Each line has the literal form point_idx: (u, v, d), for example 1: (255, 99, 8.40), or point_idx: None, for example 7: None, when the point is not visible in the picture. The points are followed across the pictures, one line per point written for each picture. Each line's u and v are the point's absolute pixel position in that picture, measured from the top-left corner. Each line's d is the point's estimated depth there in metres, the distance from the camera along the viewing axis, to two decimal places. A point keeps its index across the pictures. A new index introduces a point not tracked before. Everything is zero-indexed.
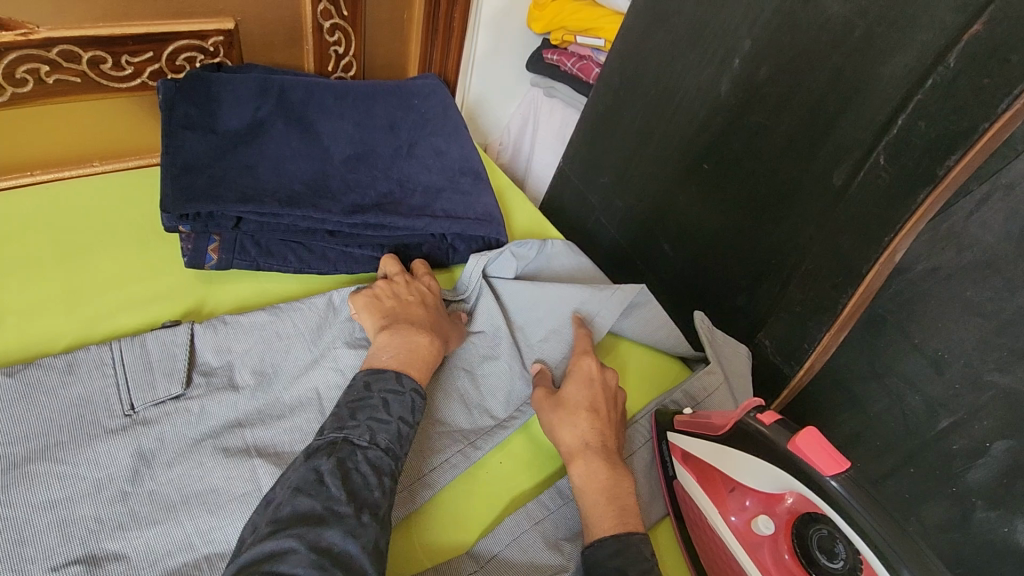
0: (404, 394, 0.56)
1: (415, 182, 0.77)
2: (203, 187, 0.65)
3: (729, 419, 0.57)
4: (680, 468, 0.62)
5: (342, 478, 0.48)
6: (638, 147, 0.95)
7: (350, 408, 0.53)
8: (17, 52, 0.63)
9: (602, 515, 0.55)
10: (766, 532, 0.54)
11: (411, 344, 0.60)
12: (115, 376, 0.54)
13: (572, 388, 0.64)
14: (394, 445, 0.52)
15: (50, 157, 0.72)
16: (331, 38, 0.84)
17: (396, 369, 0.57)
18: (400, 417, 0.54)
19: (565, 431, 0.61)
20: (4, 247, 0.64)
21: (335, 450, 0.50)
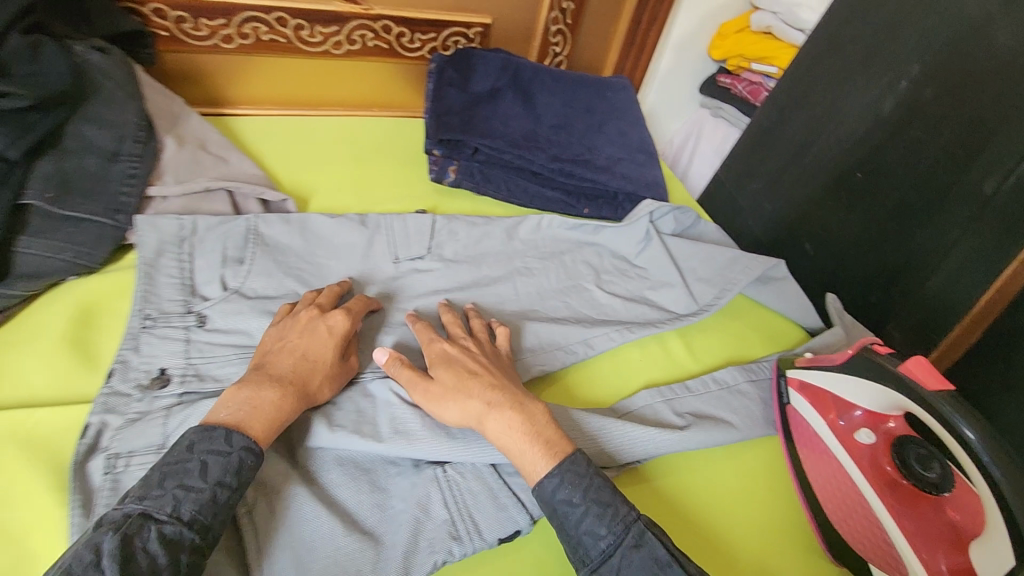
0: (229, 454, 0.50)
1: (601, 151, 0.97)
2: (458, 125, 0.90)
3: (846, 354, 0.68)
4: (794, 395, 0.70)
5: (122, 560, 0.43)
6: (795, 158, 1.06)
7: (158, 474, 0.48)
8: (358, 21, 0.93)
9: (533, 456, 0.56)
10: (867, 442, 0.64)
11: (258, 399, 0.54)
12: (385, 231, 0.79)
13: (441, 373, 0.60)
14: (201, 516, 0.47)
15: (353, 99, 1.03)
16: (554, 40, 1.09)
17: (224, 427, 0.51)
18: (218, 482, 0.49)
19: (460, 414, 0.58)
20: (321, 149, 0.94)
21: (123, 524, 0.45)
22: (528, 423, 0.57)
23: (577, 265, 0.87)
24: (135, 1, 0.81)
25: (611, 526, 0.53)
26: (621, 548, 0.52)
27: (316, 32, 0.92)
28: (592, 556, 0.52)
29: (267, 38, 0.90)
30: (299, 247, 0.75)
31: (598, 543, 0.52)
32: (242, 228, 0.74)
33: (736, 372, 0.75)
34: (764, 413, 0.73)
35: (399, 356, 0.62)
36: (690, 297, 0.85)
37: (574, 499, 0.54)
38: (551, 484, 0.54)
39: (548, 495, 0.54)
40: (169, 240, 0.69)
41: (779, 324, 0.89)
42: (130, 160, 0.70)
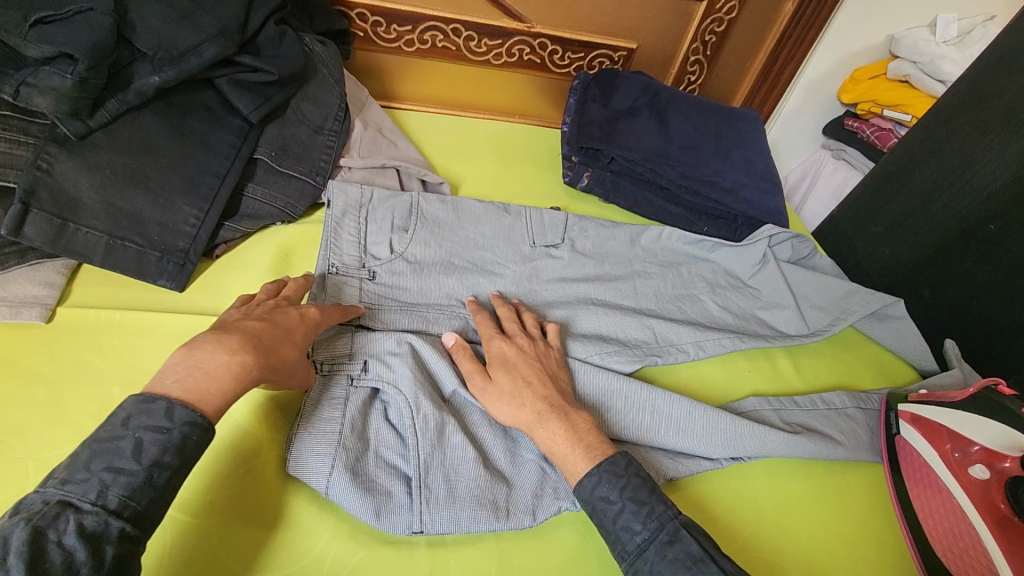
0: (170, 430, 0.46)
1: (728, 175, 1.01)
2: (597, 135, 0.98)
3: (965, 391, 0.70)
4: (906, 426, 0.72)
5: (30, 556, 0.38)
6: (923, 203, 1.06)
7: (88, 454, 0.44)
8: (518, 37, 1.04)
9: (575, 457, 0.58)
10: (980, 478, 0.64)
11: (217, 364, 0.50)
12: (524, 219, 0.88)
13: (501, 376, 0.63)
14: (130, 500, 0.44)
15: (501, 106, 1.15)
16: (690, 69, 1.16)
17: (168, 399, 0.47)
18: (155, 463, 0.45)
19: (517, 411, 0.62)
20: (472, 145, 1.06)
21: (38, 513, 0.41)
22: (571, 430, 0.60)
23: (693, 278, 0.92)
24: (346, 6, 0.97)
25: (646, 523, 0.54)
26: (657, 542, 0.53)
27: (483, 44, 1.04)
28: (629, 550, 0.54)
29: (441, 45, 1.04)
30: (451, 222, 0.84)
31: (634, 537, 0.54)
32: (406, 202, 0.83)
33: (845, 395, 0.78)
34: (869, 439, 0.75)
35: (502, 345, 0.67)
36: (801, 321, 0.89)
37: (611, 496, 0.56)
38: (591, 483, 0.57)
39: (587, 494, 0.57)
40: (349, 203, 0.79)
41: (889, 361, 0.91)
42: (331, 134, 0.83)
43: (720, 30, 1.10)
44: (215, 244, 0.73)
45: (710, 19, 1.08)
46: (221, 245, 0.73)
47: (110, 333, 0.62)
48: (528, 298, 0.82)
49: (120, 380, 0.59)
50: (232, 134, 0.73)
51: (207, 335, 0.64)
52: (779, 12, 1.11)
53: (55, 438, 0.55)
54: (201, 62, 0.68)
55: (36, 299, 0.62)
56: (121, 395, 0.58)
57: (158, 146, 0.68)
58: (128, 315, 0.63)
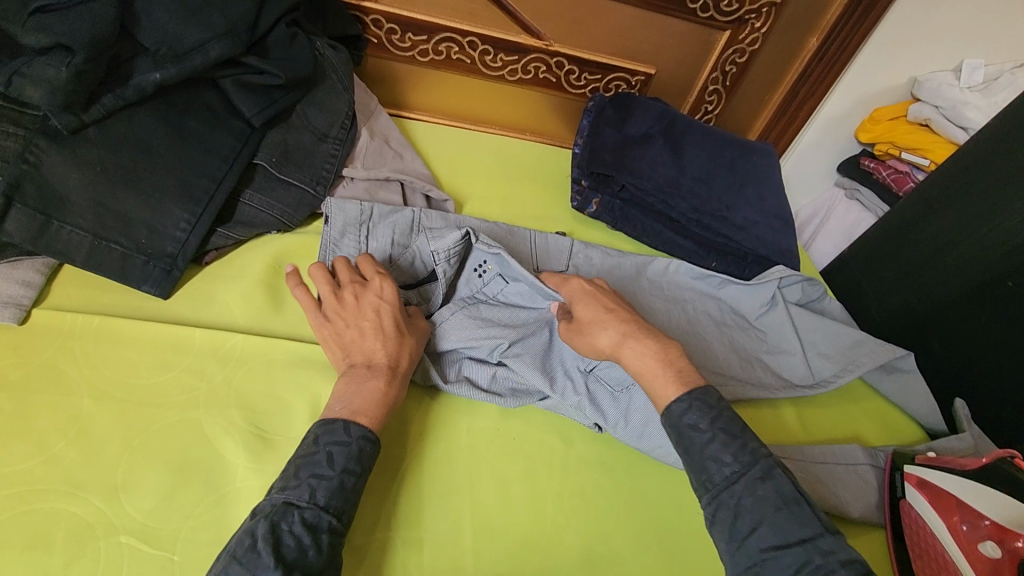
0: (350, 444, 0.54)
1: (740, 210, 0.98)
2: (610, 162, 0.95)
3: (979, 460, 0.66)
4: (912, 492, 0.69)
5: (274, 543, 0.47)
6: (938, 253, 1.03)
7: (295, 467, 0.53)
8: (534, 54, 1.01)
9: (666, 383, 0.61)
10: (992, 555, 0.60)
11: (370, 389, 0.58)
12: (528, 244, 0.85)
13: (584, 310, 0.67)
14: (334, 501, 0.51)
15: (510, 121, 1.13)
16: (708, 99, 1.13)
17: (344, 419, 0.55)
18: (345, 469, 0.53)
19: (595, 340, 0.65)
20: (480, 161, 1.03)
21: (271, 512, 0.49)
22: (662, 356, 0.62)
23: (699, 315, 0.90)
24: (360, 11, 0.94)
25: (738, 457, 0.57)
26: (747, 479, 0.56)
27: (498, 58, 1.02)
28: (716, 481, 0.56)
29: (455, 57, 1.01)
30: None
31: (722, 468, 0.56)
32: (407, 218, 0.79)
33: (851, 446, 0.75)
34: (875, 498, 0.72)
35: (582, 281, 0.70)
36: (809, 370, 0.86)
37: (700, 424, 0.58)
38: (682, 409, 0.59)
39: (676, 419, 0.59)
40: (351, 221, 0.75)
41: (894, 416, 0.88)
42: (335, 142, 0.81)
43: (741, 62, 1.08)
44: (206, 250, 0.69)
45: (732, 49, 1.05)
46: (212, 252, 0.70)
47: (86, 339, 0.59)
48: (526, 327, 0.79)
49: (92, 391, 0.56)
50: (234, 138, 0.71)
51: (188, 348, 0.61)
52: (803, 49, 1.09)
53: (16, 453, 0.51)
54: (206, 61, 0.65)
55: (10, 298, 0.59)
56: (90, 408, 0.55)
57: (154, 146, 0.65)
58: (107, 322, 0.60)
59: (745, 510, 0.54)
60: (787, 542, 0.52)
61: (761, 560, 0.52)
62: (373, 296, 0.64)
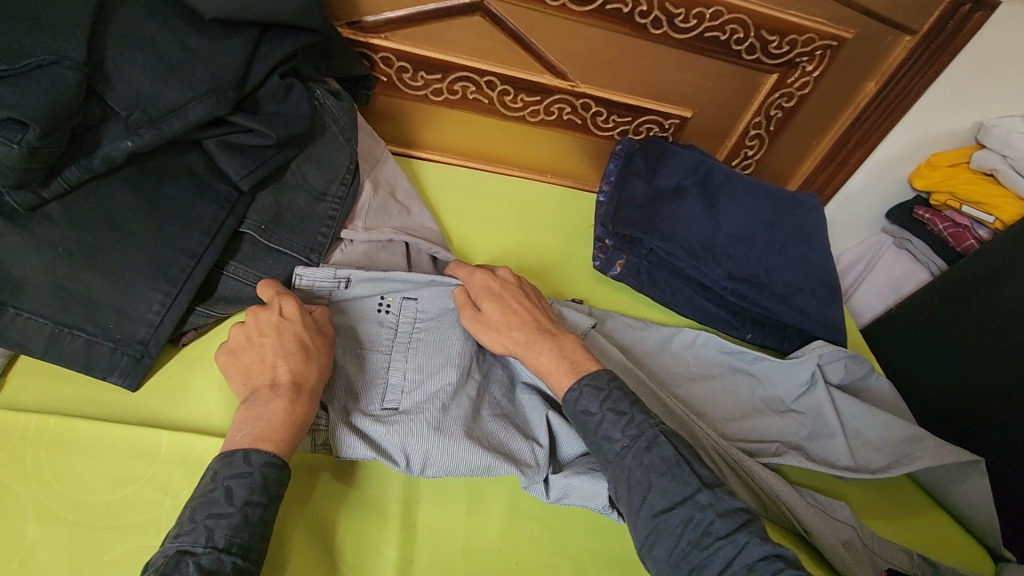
0: (250, 473, 0.50)
1: (781, 276, 0.89)
2: (637, 221, 0.87)
3: None
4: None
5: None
6: (1002, 328, 0.92)
7: (190, 509, 0.49)
8: (558, 94, 0.93)
9: (559, 375, 0.62)
10: None
11: (268, 412, 0.53)
12: None
13: (490, 307, 0.66)
14: (234, 540, 0.48)
15: (530, 163, 1.04)
16: (749, 143, 1.03)
17: (244, 448, 0.52)
18: (247, 503, 0.50)
19: (500, 342, 0.65)
20: (496, 211, 0.95)
21: (163, 563, 0.46)
22: (558, 348, 0.64)
23: (730, 398, 0.81)
24: (370, 48, 0.87)
25: (626, 431, 0.58)
26: (635, 449, 0.57)
27: (518, 98, 0.93)
28: (611, 457, 0.58)
29: (472, 96, 0.93)
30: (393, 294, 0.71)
31: (615, 445, 0.58)
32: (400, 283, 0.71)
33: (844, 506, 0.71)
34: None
35: (486, 276, 0.69)
36: (853, 465, 0.76)
37: (591, 409, 0.59)
38: (584, 396, 0.60)
39: (576, 407, 0.60)
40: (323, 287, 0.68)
41: (945, 526, 0.78)
42: (333, 202, 0.73)
43: (788, 106, 0.98)
44: (183, 331, 0.63)
45: (779, 92, 0.95)
46: (190, 332, 0.64)
47: (38, 446, 0.53)
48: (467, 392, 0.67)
49: (39, 513, 0.50)
50: (217, 205, 0.63)
51: (153, 455, 0.54)
52: (858, 92, 0.98)
53: None
54: (185, 124, 0.58)
55: None
56: (34, 533, 0.49)
57: (125, 220, 0.59)
58: (67, 425, 0.54)
59: (634, 482, 0.56)
60: (672, 503, 0.54)
61: (655, 525, 0.54)
62: (275, 312, 0.59)
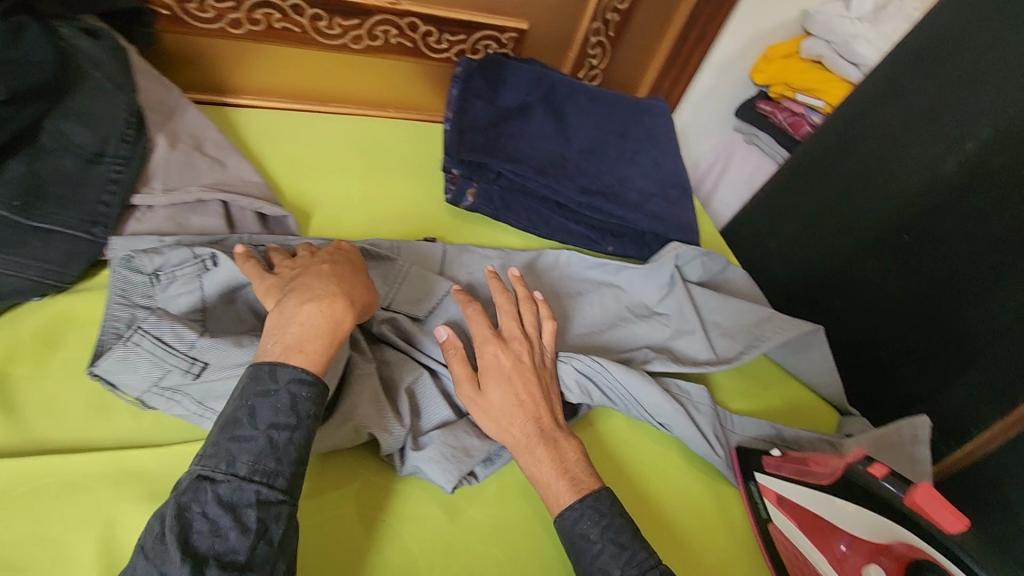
0: (276, 393, 0.48)
1: (632, 184, 0.89)
2: (482, 143, 0.82)
3: (836, 468, 0.60)
4: (775, 510, 0.63)
5: (181, 531, 0.42)
6: (835, 206, 0.98)
7: (215, 429, 0.47)
8: (381, 15, 0.84)
9: (558, 491, 0.57)
10: None
11: (302, 318, 0.52)
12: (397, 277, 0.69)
13: (494, 392, 0.60)
14: (257, 467, 0.46)
15: (367, 99, 0.95)
16: (591, 52, 1.00)
17: (271, 361, 0.49)
18: (271, 425, 0.47)
19: (498, 431, 0.59)
20: (332, 154, 0.86)
21: (181, 492, 0.44)
22: (558, 459, 0.58)
23: (598, 311, 0.80)
24: None
25: (627, 567, 0.53)
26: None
27: (334, 23, 0.83)
28: None
29: (279, 26, 0.82)
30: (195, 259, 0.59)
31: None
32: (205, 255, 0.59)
33: (704, 391, 0.72)
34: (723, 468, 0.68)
35: (509, 359, 0.62)
36: (716, 354, 0.79)
37: (591, 535, 0.55)
38: (573, 517, 0.55)
39: (568, 529, 0.55)
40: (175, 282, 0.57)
41: (800, 393, 0.84)
42: (115, 162, 0.62)
43: (623, 8, 0.96)
44: None
45: None
46: None
47: None
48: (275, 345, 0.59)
49: None
50: None
51: None
52: None
53: None
54: None
55: None
56: None
57: None
58: None
59: None
60: None
61: None
62: (331, 249, 0.61)
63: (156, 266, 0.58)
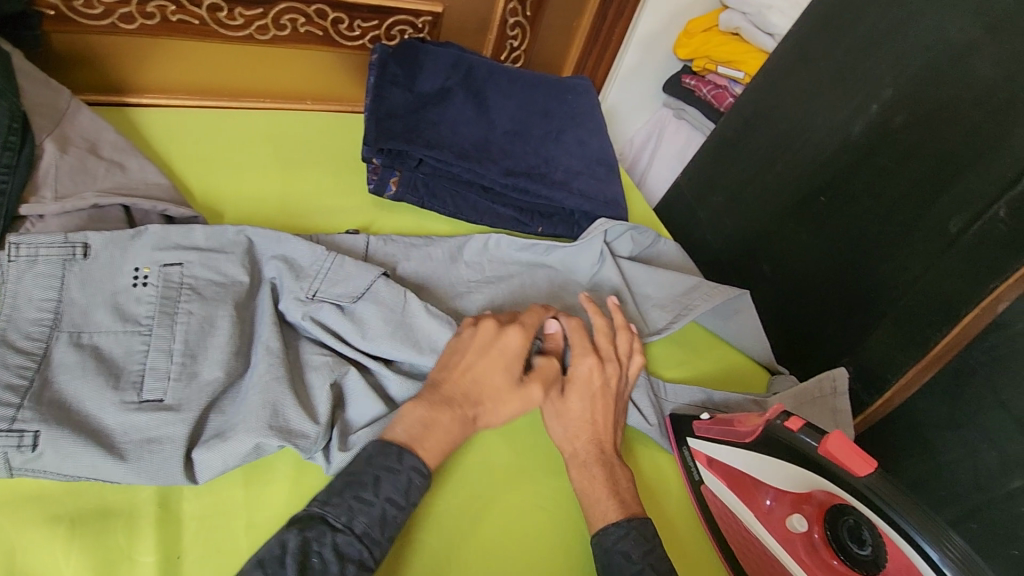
0: (399, 473, 0.53)
1: (558, 163, 0.89)
2: (400, 131, 0.80)
3: (757, 425, 0.60)
4: (706, 472, 0.65)
5: (300, 566, 0.47)
6: (758, 173, 1.01)
7: (340, 481, 0.52)
8: (286, 3, 0.81)
9: (608, 510, 0.58)
10: (800, 530, 0.58)
11: (422, 417, 0.57)
12: (320, 268, 0.66)
13: (574, 400, 0.64)
14: (370, 531, 0.51)
15: (281, 91, 0.91)
16: (511, 33, 0.99)
17: (399, 446, 0.55)
18: (388, 498, 0.52)
19: (562, 435, 0.63)
20: (246, 150, 0.83)
21: (303, 525, 0.49)
22: (612, 484, 0.60)
23: (529, 292, 0.80)
24: None
25: None
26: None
27: (236, 14, 0.80)
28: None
29: (176, 19, 0.78)
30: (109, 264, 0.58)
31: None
32: (120, 262, 0.59)
33: None
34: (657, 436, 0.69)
35: (597, 371, 0.65)
36: (646, 325, 0.79)
37: (632, 556, 0.55)
38: (615, 533, 0.56)
39: (607, 544, 0.56)
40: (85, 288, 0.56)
41: (731, 357, 0.86)
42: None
43: None
44: None
45: None
46: None
47: None
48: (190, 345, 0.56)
49: None
50: None
51: None
52: None
53: None
54: None
55: None
56: None
57: None
58: None
59: None
60: None
61: None
62: (508, 341, 0.64)
63: (67, 269, 0.56)
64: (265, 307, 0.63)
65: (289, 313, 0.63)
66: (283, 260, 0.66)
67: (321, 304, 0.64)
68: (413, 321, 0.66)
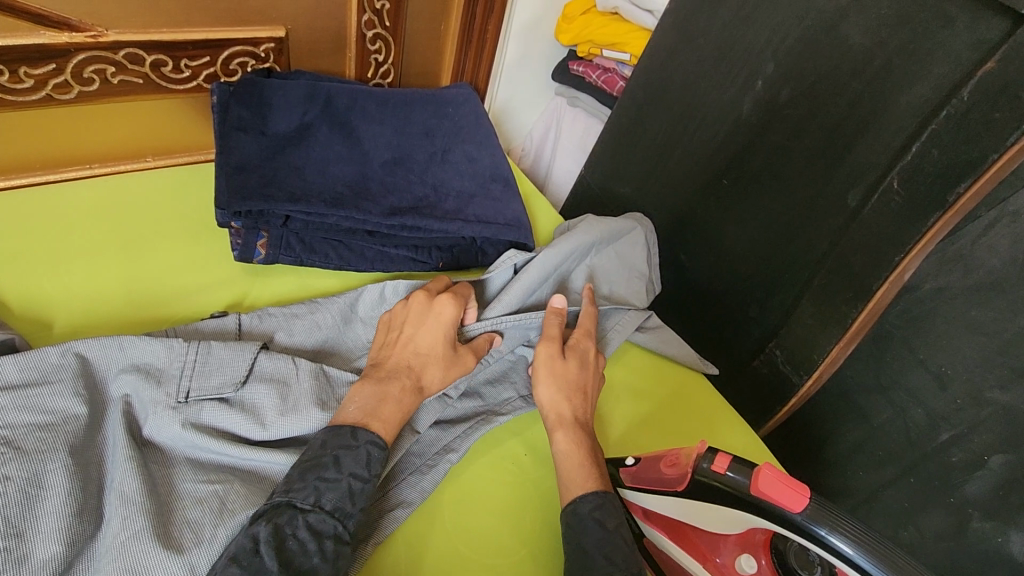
0: (358, 448, 0.53)
1: (448, 188, 0.81)
2: (256, 186, 0.69)
3: (685, 473, 0.57)
4: (645, 525, 0.63)
5: (277, 547, 0.46)
6: (660, 160, 0.97)
7: (299, 469, 0.51)
8: (86, 53, 0.67)
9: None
10: (749, 570, 0.58)
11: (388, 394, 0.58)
12: (185, 364, 0.56)
13: (576, 367, 0.67)
14: (342, 505, 0.50)
15: (109, 154, 0.77)
16: (372, 47, 0.89)
17: (350, 424, 0.54)
18: (352, 473, 0.52)
19: (556, 402, 0.64)
20: (74, 233, 0.70)
21: (274, 515, 0.48)
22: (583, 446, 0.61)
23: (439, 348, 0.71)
24: None
25: None
26: None
27: (20, 74, 0.65)
28: None
29: None
30: None
31: None
32: None
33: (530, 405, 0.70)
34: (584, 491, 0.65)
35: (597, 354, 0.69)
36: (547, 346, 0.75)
37: None
38: None
39: None
40: None
41: (661, 370, 0.82)
42: None
43: None
44: None
45: None
46: None
47: None
48: (17, 521, 0.45)
49: None
50: None
51: None
52: None
53: None
54: None
55: None
56: None
57: None
58: None
59: None
60: None
61: None
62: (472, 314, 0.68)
63: None
64: (118, 435, 0.52)
65: (162, 427, 0.53)
66: (133, 369, 0.55)
67: (201, 404, 0.55)
68: (316, 381, 0.59)
